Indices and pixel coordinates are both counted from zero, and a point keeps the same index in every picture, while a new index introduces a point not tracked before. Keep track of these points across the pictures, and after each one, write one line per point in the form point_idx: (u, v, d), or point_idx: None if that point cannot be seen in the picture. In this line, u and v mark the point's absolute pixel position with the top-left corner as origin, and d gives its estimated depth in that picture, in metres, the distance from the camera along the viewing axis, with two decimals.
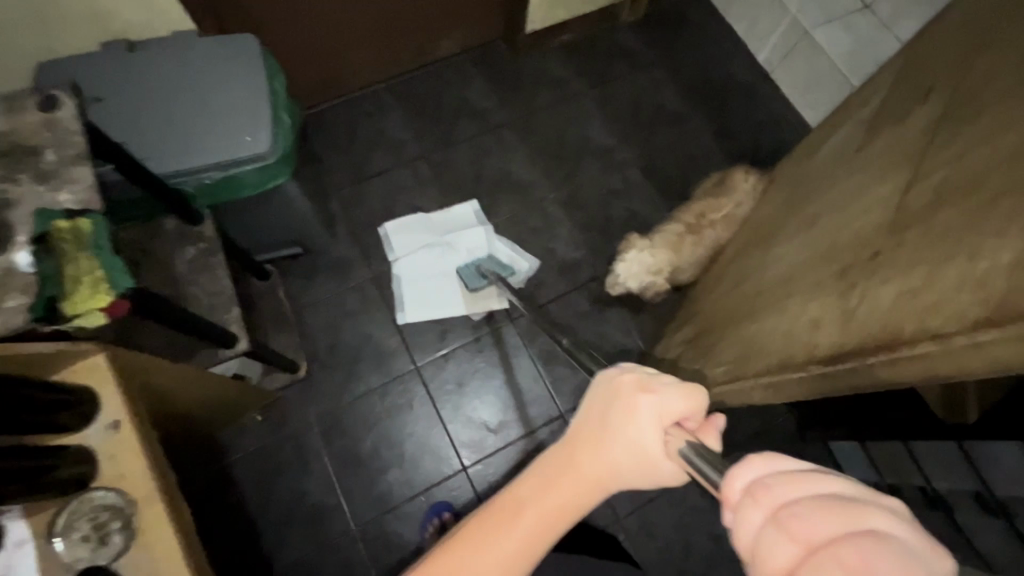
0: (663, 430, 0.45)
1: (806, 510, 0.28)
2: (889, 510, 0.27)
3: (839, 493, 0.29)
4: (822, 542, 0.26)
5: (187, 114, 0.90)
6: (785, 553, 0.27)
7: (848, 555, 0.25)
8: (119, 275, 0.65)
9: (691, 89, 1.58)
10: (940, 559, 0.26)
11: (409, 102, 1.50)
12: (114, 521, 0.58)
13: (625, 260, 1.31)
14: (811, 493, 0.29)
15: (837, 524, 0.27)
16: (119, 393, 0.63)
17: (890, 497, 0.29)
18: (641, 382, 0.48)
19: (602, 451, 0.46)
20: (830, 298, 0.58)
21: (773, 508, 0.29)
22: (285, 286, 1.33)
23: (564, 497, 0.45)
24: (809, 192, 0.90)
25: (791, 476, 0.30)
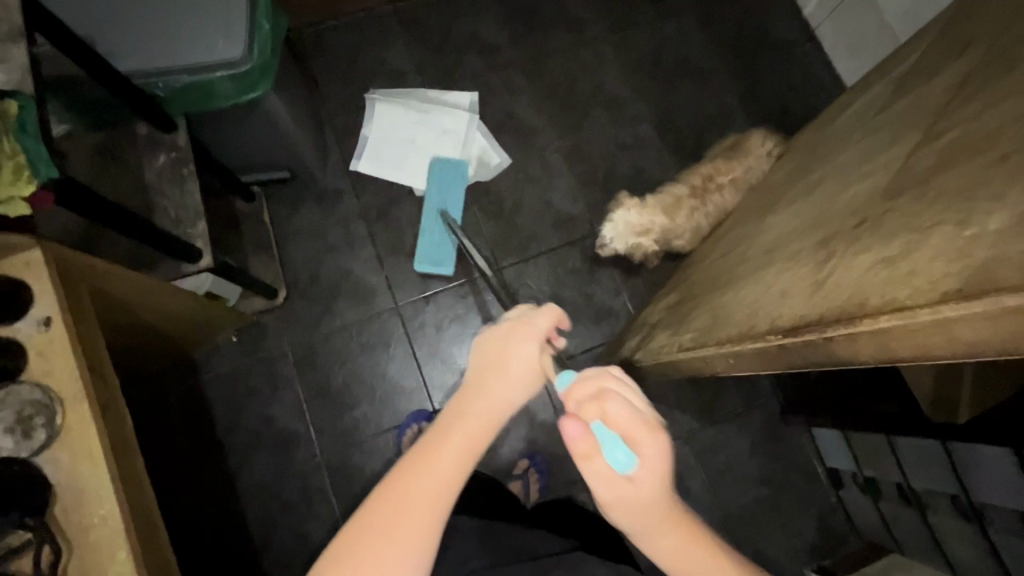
0: (538, 348, 0.60)
1: (613, 383, 0.54)
2: (643, 404, 0.53)
3: (632, 390, 0.54)
4: (605, 390, 0.53)
5: (160, 12, 0.84)
6: (593, 387, 0.53)
7: (612, 402, 0.51)
8: (40, 162, 0.59)
9: (721, 40, 1.45)
10: (657, 431, 0.51)
11: (415, 31, 1.41)
12: (38, 416, 0.57)
13: (612, 219, 1.22)
14: (619, 381, 0.54)
15: (621, 388, 0.53)
16: (53, 289, 0.61)
17: (655, 410, 0.54)
18: (525, 323, 0.62)
19: (506, 370, 0.59)
20: (805, 270, 0.52)
21: (601, 377, 0.54)
22: (271, 212, 1.31)
23: (478, 414, 0.56)
24: (819, 156, 0.82)
25: (619, 375, 0.55)
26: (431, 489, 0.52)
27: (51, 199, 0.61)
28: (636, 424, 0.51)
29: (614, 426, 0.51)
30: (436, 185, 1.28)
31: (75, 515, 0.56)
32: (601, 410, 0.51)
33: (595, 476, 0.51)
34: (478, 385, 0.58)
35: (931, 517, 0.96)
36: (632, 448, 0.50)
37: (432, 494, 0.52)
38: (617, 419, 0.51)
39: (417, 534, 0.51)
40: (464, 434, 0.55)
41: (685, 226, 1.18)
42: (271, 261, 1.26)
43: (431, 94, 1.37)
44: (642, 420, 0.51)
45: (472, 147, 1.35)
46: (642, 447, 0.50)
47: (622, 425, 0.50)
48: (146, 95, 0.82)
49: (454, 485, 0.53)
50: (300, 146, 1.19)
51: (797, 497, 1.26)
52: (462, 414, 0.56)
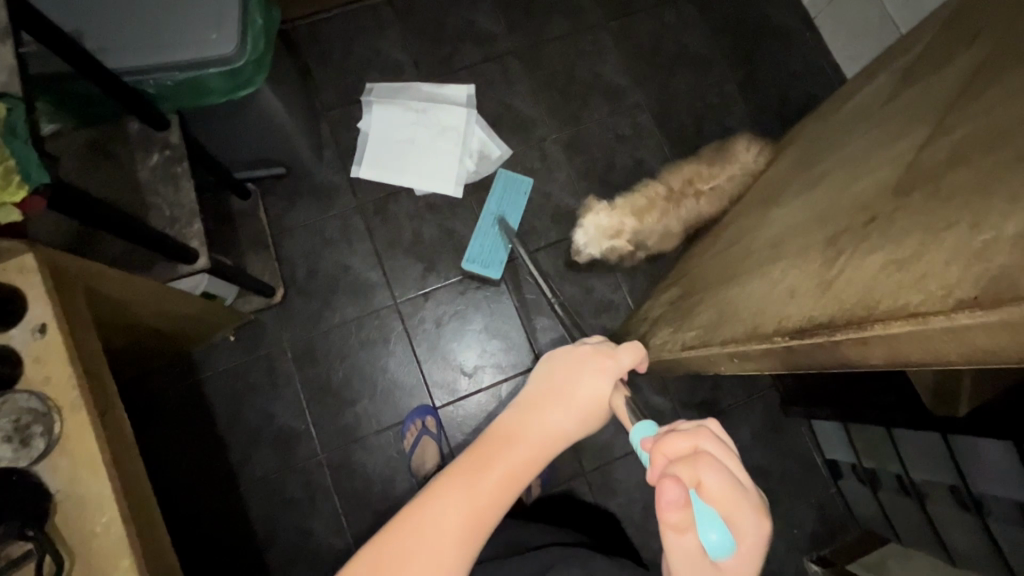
0: (614, 382, 0.59)
1: (709, 444, 0.47)
2: (744, 475, 0.47)
3: (731, 457, 0.48)
4: (701, 454, 0.46)
5: (148, 6, 0.82)
6: (687, 446, 0.47)
7: (714, 471, 0.45)
8: (30, 167, 0.57)
9: (721, 28, 1.43)
10: (756, 513, 0.45)
11: (411, 21, 1.39)
12: (36, 424, 0.57)
13: (583, 224, 1.32)
14: (716, 446, 0.48)
15: (718, 451, 0.47)
16: (46, 295, 0.60)
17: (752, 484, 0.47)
18: (607, 353, 0.61)
19: (577, 395, 0.58)
20: (813, 267, 0.52)
21: (697, 435, 0.48)
22: (267, 208, 1.29)
23: (539, 436, 0.55)
24: (824, 148, 0.81)
25: (718, 437, 0.49)
26: (484, 500, 0.50)
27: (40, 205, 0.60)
28: (735, 502, 0.44)
29: (714, 504, 0.44)
30: (500, 193, 1.29)
31: (76, 522, 0.55)
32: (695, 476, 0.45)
33: (677, 550, 0.45)
34: (546, 404, 0.57)
35: (930, 507, 0.97)
36: (728, 529, 0.44)
37: (480, 507, 0.50)
38: (714, 493, 0.44)
39: (462, 540, 0.48)
40: (526, 450, 0.53)
41: (653, 228, 1.31)
42: (268, 258, 1.25)
43: (427, 88, 1.35)
44: (743, 495, 0.45)
45: (471, 141, 1.33)
46: (741, 529, 0.44)
47: (721, 500, 0.44)
48: (136, 92, 0.80)
49: (505, 497, 0.52)
50: (296, 141, 1.18)
51: (796, 487, 1.27)
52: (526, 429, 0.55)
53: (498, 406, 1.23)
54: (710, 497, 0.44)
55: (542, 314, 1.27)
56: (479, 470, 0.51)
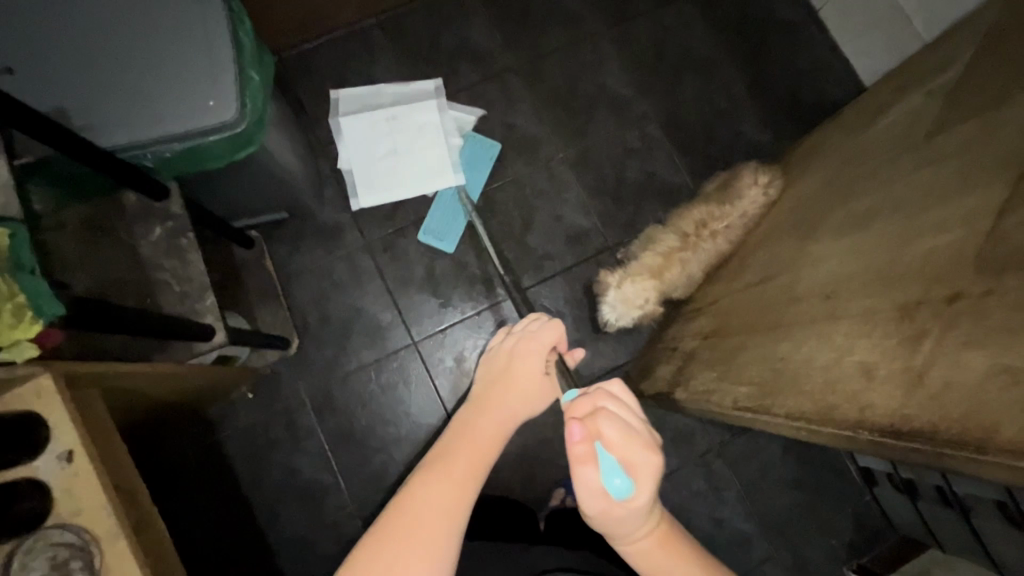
0: (543, 362, 0.66)
1: (608, 402, 0.57)
2: (642, 422, 0.57)
3: (629, 413, 0.57)
4: (600, 408, 0.57)
5: (135, 73, 0.77)
6: (591, 406, 0.57)
7: (609, 420, 0.54)
8: (42, 301, 0.54)
9: (724, 28, 1.38)
10: (652, 451, 0.55)
11: (403, 44, 1.32)
12: (76, 560, 0.53)
13: (607, 300, 1.22)
14: (615, 406, 0.57)
15: (618, 410, 0.57)
16: (69, 418, 0.56)
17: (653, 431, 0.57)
18: (531, 342, 0.66)
19: (515, 382, 0.64)
20: (891, 344, 0.49)
21: (599, 400, 0.57)
22: (272, 254, 1.24)
23: (490, 429, 0.60)
24: (863, 176, 0.77)
25: (618, 399, 0.58)
26: (451, 497, 0.53)
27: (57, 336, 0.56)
28: (630, 441, 0.54)
29: (618, 450, 0.54)
30: (465, 156, 1.28)
31: None
32: (599, 429, 0.55)
33: (587, 497, 0.55)
34: (488, 402, 0.63)
35: (974, 520, 0.97)
36: (629, 475, 0.54)
37: (444, 511, 0.52)
38: (612, 439, 0.54)
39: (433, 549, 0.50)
40: (481, 441, 0.58)
41: (679, 278, 1.18)
42: (279, 307, 1.21)
43: (389, 90, 1.28)
44: (642, 436, 0.55)
45: (453, 134, 1.27)
46: (637, 473, 0.54)
47: (619, 449, 0.54)
48: (135, 168, 0.76)
49: (468, 498, 0.54)
50: (297, 186, 1.12)
51: (832, 498, 1.26)
52: (476, 427, 0.60)
53: (527, 441, 1.20)
54: (609, 445, 0.54)
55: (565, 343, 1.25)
56: (441, 475, 0.54)
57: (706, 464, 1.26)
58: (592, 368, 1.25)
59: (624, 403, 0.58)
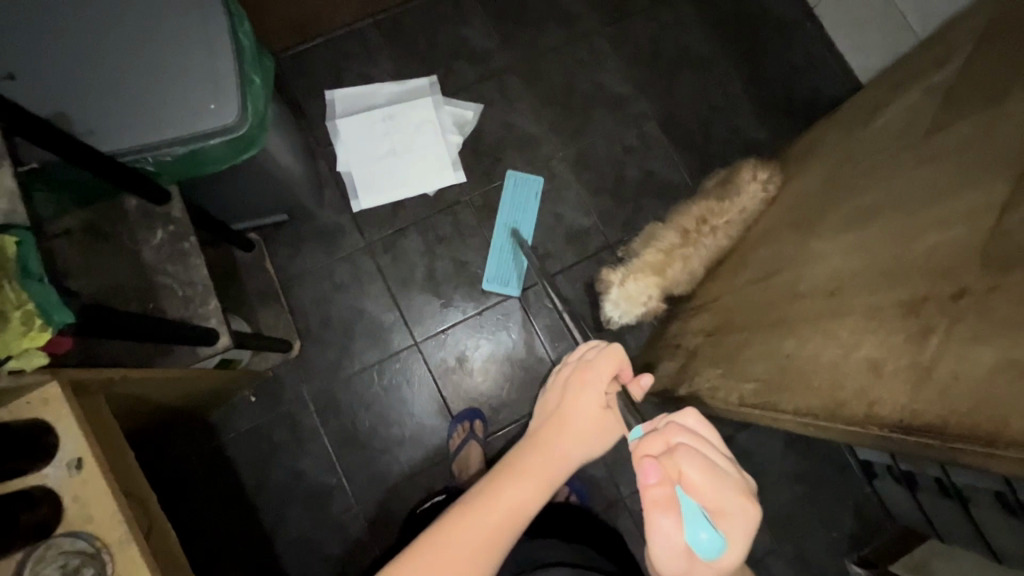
0: (602, 394, 0.62)
1: (684, 439, 0.51)
2: (726, 463, 0.50)
3: (710, 451, 0.51)
4: (674, 444, 0.50)
5: (135, 77, 0.76)
6: (664, 443, 0.51)
7: (691, 460, 0.48)
8: (52, 308, 0.53)
9: (721, 26, 1.38)
10: (742, 497, 0.48)
11: (400, 44, 1.32)
12: (87, 567, 0.53)
13: (609, 297, 1.23)
14: (694, 444, 0.51)
15: (698, 448, 0.50)
16: (78, 425, 0.56)
17: (741, 474, 0.51)
18: (592, 368, 0.63)
19: (573, 416, 0.60)
20: (898, 341, 0.50)
21: (673, 437, 0.51)
22: (272, 257, 1.24)
23: (541, 464, 0.57)
24: (863, 173, 0.78)
25: (694, 435, 0.52)
26: (489, 532, 0.51)
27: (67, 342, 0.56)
28: (715, 486, 0.48)
29: (705, 496, 0.47)
30: (512, 199, 1.28)
31: None
32: (677, 471, 0.48)
33: (665, 551, 0.48)
34: (544, 434, 0.60)
35: (973, 510, 0.98)
36: (717, 527, 0.47)
37: (482, 547, 0.50)
38: (693, 483, 0.48)
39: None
40: (531, 478, 0.55)
41: (681, 275, 1.19)
42: (280, 310, 1.21)
43: (386, 90, 1.29)
44: (731, 477, 0.49)
45: (450, 133, 1.29)
46: (729, 525, 0.47)
47: (704, 495, 0.47)
48: (136, 173, 0.75)
49: (507, 535, 0.52)
50: (297, 188, 1.12)
51: (832, 491, 1.28)
52: (531, 460, 0.57)
53: None
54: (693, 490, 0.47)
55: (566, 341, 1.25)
56: (485, 510, 0.52)
57: None
58: None
59: (705, 438, 0.52)
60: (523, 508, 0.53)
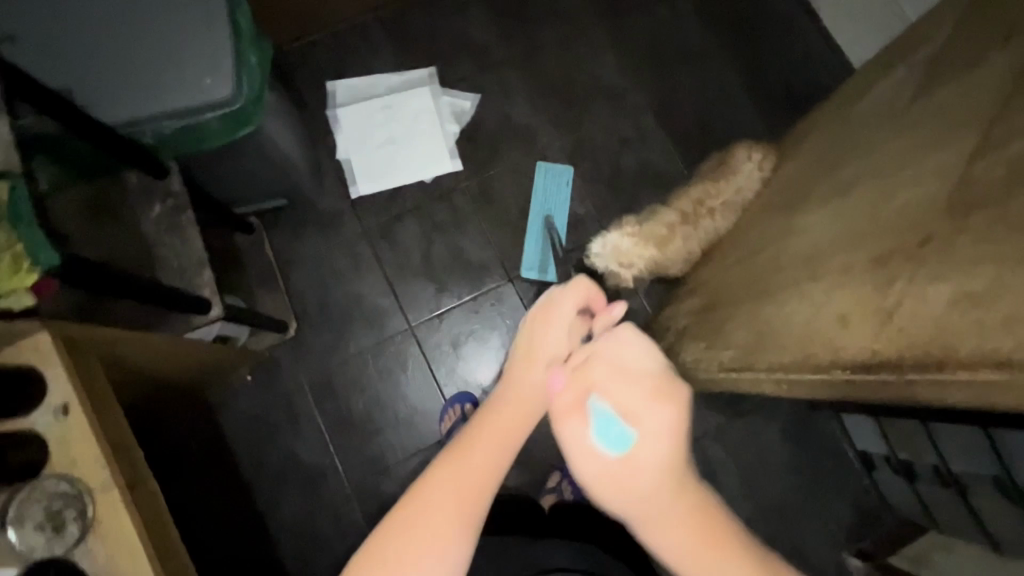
0: (569, 325, 0.62)
1: (606, 351, 0.56)
2: (643, 369, 0.55)
3: (629, 362, 0.55)
4: (593, 357, 0.56)
5: (137, 53, 0.79)
6: (586, 352, 0.57)
7: (596, 359, 0.55)
8: (40, 251, 0.56)
9: (718, 19, 1.40)
10: (653, 398, 0.53)
11: (401, 37, 1.35)
12: (69, 509, 0.54)
13: (604, 237, 1.25)
14: (619, 357, 0.55)
15: (617, 367, 0.55)
16: (66, 373, 0.58)
17: (664, 384, 0.54)
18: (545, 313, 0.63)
19: (536, 352, 0.61)
20: (864, 292, 0.50)
21: (594, 352, 0.56)
22: (272, 242, 1.26)
23: (519, 404, 0.58)
24: (849, 147, 0.78)
25: (618, 349, 0.56)
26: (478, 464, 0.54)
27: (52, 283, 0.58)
28: (627, 382, 0.54)
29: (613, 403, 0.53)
30: (541, 190, 1.31)
31: None
32: (589, 381, 0.54)
33: (580, 453, 0.53)
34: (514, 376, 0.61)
35: (972, 499, 0.94)
36: (626, 425, 0.52)
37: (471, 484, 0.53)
38: (606, 391, 0.53)
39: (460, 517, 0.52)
40: (510, 418, 0.57)
41: (677, 258, 1.20)
42: (279, 293, 1.23)
43: (386, 80, 1.32)
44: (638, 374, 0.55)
45: (448, 122, 1.31)
46: (638, 423, 0.52)
47: (617, 404, 0.53)
48: (136, 144, 0.78)
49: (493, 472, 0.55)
50: (296, 173, 1.15)
51: (831, 482, 1.26)
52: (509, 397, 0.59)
53: None
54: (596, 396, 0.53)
55: None
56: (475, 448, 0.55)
57: (702, 448, 1.26)
58: None
59: (621, 347, 0.56)
60: (509, 439, 0.57)
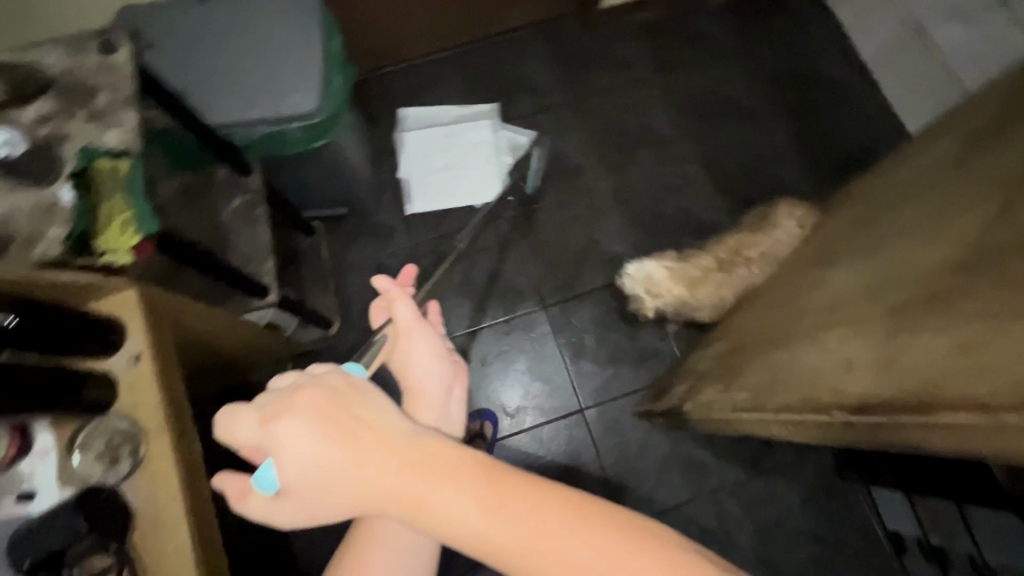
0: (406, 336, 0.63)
1: (259, 415, 0.41)
2: (243, 439, 0.42)
3: (283, 425, 0.40)
4: (272, 420, 0.41)
5: (242, 69, 0.92)
6: (260, 427, 0.41)
7: (288, 445, 0.40)
8: (145, 218, 0.65)
9: (774, 81, 1.44)
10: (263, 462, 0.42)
11: (470, 73, 1.47)
12: (125, 446, 0.62)
13: (641, 262, 1.31)
14: (288, 421, 0.40)
15: (272, 440, 0.40)
16: (143, 328, 0.67)
17: (281, 429, 0.40)
18: (227, 435, 0.42)
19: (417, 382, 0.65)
20: (874, 341, 0.52)
21: (276, 418, 0.41)
22: (329, 246, 1.37)
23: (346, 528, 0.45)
24: (886, 209, 0.79)
25: (278, 419, 0.40)
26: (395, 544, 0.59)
27: (147, 250, 0.67)
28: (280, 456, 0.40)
29: (353, 468, 0.40)
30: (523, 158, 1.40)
31: (153, 540, 0.60)
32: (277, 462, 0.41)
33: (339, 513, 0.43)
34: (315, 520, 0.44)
35: None
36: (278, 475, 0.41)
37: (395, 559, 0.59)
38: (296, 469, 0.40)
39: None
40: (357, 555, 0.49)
41: (706, 299, 1.27)
42: (328, 293, 1.32)
43: (452, 111, 1.44)
44: (350, 412, 0.41)
45: (503, 153, 1.40)
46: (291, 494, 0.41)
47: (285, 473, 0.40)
48: (229, 143, 0.90)
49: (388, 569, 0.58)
50: (360, 185, 1.26)
51: (856, 559, 1.19)
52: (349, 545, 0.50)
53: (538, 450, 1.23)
54: (330, 465, 0.40)
55: (586, 359, 1.29)
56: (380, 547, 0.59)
57: (719, 503, 1.22)
58: (609, 388, 1.27)
59: (300, 407, 0.41)
60: None
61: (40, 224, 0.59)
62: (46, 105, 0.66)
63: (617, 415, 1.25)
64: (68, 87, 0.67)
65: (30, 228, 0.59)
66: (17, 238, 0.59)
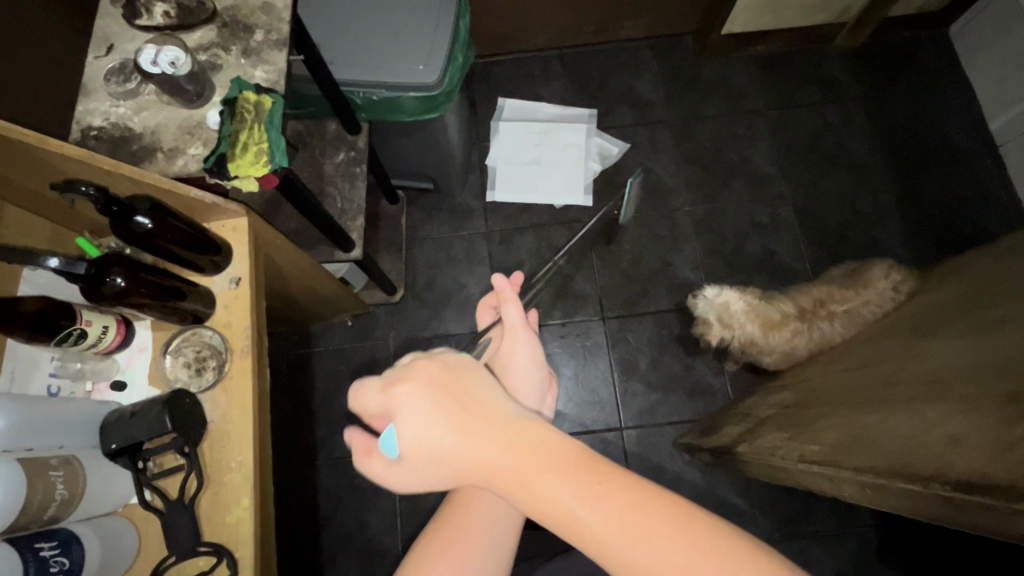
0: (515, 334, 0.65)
1: (382, 385, 0.48)
2: (368, 403, 0.48)
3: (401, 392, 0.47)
4: (393, 390, 0.47)
5: (374, 33, 0.96)
6: (383, 395, 0.47)
7: (407, 411, 0.46)
8: (276, 150, 0.69)
9: (889, 138, 1.38)
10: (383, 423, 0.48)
11: (576, 76, 1.48)
12: (211, 359, 0.67)
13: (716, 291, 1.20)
14: (405, 390, 0.47)
15: (391, 405, 0.47)
16: (248, 255, 0.71)
17: (399, 395, 0.47)
18: (359, 401, 0.49)
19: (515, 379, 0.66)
20: (988, 422, 0.48)
21: (397, 388, 0.47)
22: (408, 216, 1.41)
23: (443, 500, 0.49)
24: (998, 285, 0.75)
25: (399, 387, 0.47)
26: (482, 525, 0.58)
27: (273, 181, 0.71)
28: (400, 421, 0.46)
29: (460, 441, 0.45)
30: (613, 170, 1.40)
31: (220, 451, 0.64)
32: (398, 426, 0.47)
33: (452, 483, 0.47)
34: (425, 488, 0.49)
35: None
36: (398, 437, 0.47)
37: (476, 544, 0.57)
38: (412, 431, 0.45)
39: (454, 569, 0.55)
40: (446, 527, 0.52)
41: (778, 346, 1.15)
42: (398, 260, 1.36)
43: (550, 110, 1.45)
44: (461, 388, 0.47)
45: (592, 159, 1.40)
46: (408, 457, 0.46)
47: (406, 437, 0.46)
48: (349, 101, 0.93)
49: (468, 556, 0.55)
50: (450, 164, 1.29)
51: None
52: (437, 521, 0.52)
53: None
54: (443, 431, 0.45)
55: (635, 379, 1.27)
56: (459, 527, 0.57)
57: None
58: (654, 413, 1.24)
59: (419, 379, 0.47)
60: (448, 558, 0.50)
61: (185, 141, 0.71)
62: (212, 34, 0.76)
63: (656, 442, 1.22)
64: (231, 20, 0.76)
65: (181, 143, 0.70)
66: (168, 150, 0.70)
